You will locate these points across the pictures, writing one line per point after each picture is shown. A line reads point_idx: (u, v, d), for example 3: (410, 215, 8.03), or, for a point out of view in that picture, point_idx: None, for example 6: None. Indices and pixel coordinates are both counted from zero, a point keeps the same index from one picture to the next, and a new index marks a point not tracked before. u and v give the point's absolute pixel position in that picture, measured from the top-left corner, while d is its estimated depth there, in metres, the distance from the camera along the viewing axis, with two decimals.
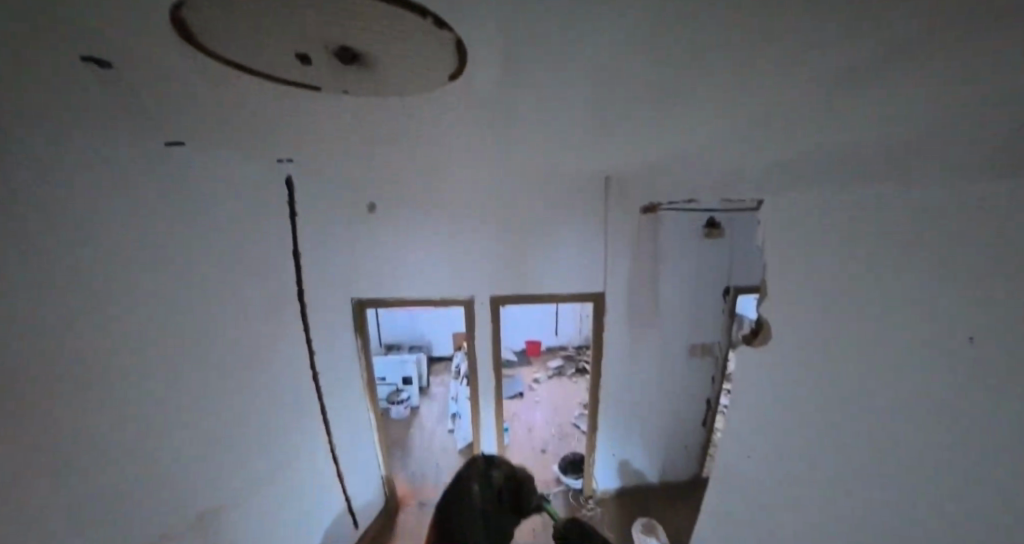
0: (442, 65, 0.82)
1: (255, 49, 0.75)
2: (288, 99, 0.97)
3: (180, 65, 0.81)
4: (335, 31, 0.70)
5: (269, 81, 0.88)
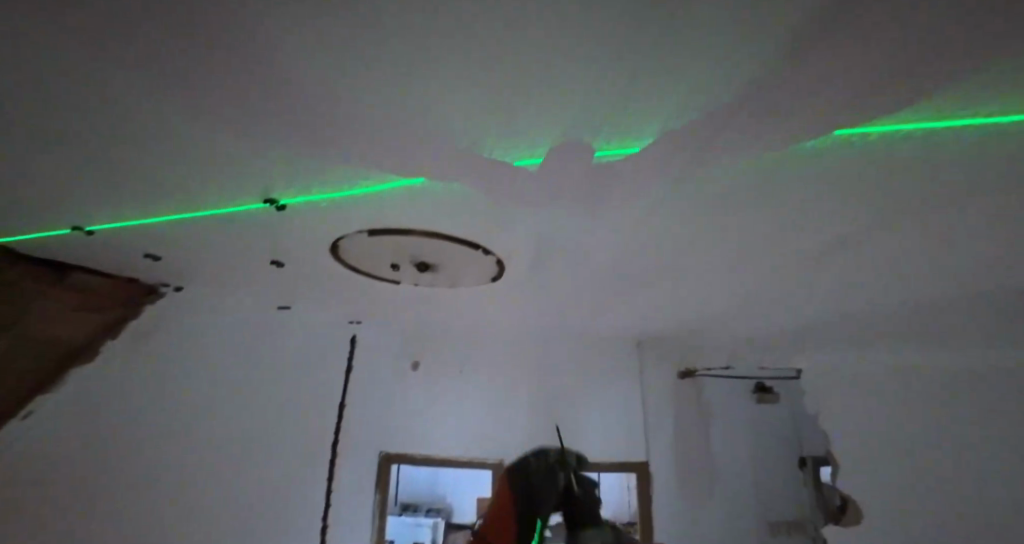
0: (487, 267, 1.01)
1: (354, 272, 1.05)
2: (372, 291, 1.20)
3: (304, 271, 1.09)
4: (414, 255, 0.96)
5: (358, 282, 1.13)
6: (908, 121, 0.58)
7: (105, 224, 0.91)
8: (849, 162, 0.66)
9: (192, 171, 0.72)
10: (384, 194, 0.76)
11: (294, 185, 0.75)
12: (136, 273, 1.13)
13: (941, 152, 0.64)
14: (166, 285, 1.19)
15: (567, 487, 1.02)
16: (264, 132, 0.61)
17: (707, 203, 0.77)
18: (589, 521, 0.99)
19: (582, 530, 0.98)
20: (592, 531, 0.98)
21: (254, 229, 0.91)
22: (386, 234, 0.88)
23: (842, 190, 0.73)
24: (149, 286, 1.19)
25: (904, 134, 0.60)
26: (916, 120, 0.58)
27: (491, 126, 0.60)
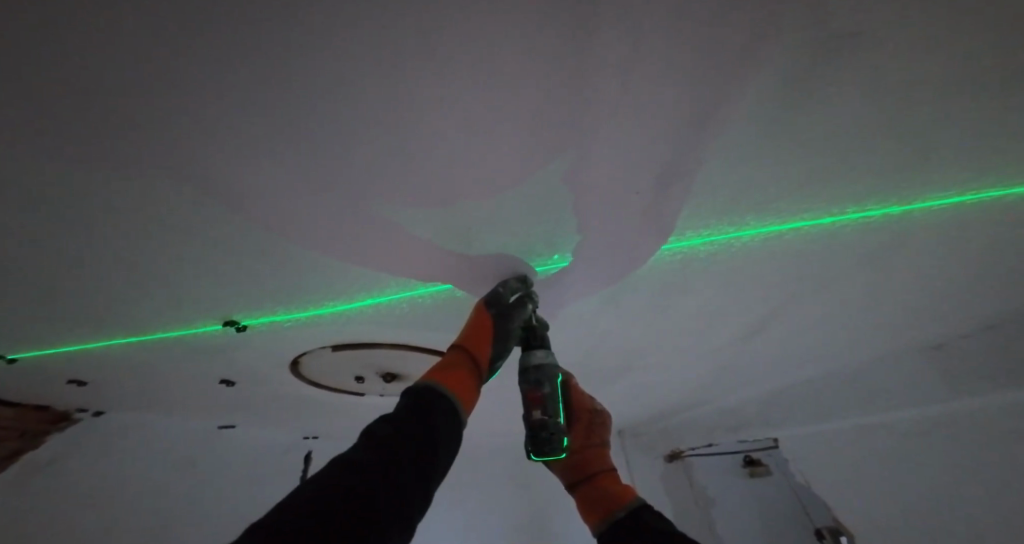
0: None
1: (318, 381, 0.94)
2: (336, 401, 1.06)
3: (256, 386, 0.95)
4: (386, 364, 0.88)
5: (319, 392, 1.00)
6: (920, 201, 0.56)
7: (31, 352, 0.77)
8: (778, 265, 0.66)
9: (122, 305, 0.67)
10: (384, 307, 0.69)
11: (242, 309, 0.68)
12: (62, 399, 0.99)
13: (907, 259, 0.67)
14: (84, 409, 1.06)
15: (541, 356, 0.61)
16: (264, 249, 0.56)
17: (663, 307, 0.73)
18: (555, 412, 0.59)
19: (532, 409, 0.59)
20: (556, 428, 0.58)
21: (196, 358, 0.82)
22: (365, 345, 0.81)
23: (806, 296, 0.74)
24: (61, 412, 1.06)
25: (910, 216, 0.58)
26: (899, 203, 0.56)
27: (452, 257, 0.59)
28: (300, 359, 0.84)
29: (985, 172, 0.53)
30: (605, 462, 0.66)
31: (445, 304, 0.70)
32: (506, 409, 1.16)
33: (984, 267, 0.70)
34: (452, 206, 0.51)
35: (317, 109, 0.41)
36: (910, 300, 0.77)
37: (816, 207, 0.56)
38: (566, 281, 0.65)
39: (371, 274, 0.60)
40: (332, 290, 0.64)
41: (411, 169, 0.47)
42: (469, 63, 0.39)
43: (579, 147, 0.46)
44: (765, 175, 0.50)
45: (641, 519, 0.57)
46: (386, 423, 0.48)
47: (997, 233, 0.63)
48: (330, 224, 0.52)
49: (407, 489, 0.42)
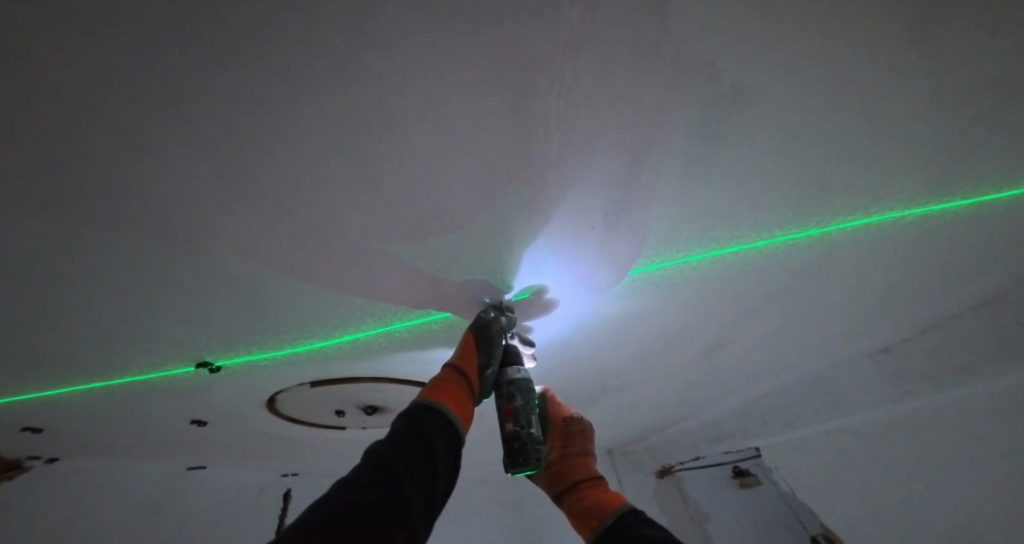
0: None
1: (295, 417, 0.93)
2: (315, 436, 1.04)
3: (230, 425, 0.93)
4: (364, 397, 0.87)
5: (297, 429, 0.98)
6: (832, 224, 0.61)
7: None
8: (727, 284, 0.69)
9: (82, 352, 0.65)
10: (361, 343, 0.70)
11: (209, 350, 0.67)
12: (16, 450, 0.94)
13: (841, 274, 0.71)
14: (36, 457, 0.98)
15: (515, 371, 0.63)
16: (234, 292, 0.57)
17: (625, 328, 0.75)
18: (528, 423, 0.59)
19: (505, 422, 0.60)
20: (529, 438, 0.59)
21: (163, 400, 0.80)
22: (344, 381, 0.81)
23: (762, 311, 0.77)
24: (9, 461, 0.96)
25: (831, 237, 0.63)
26: (817, 227, 0.61)
27: (418, 290, 0.60)
28: (278, 397, 0.84)
29: (890, 194, 0.58)
30: (586, 470, 0.67)
31: (417, 336, 0.70)
32: (489, 438, 1.15)
33: (915, 279, 0.75)
34: (414, 247, 0.53)
35: (275, 162, 0.44)
36: (854, 312, 0.82)
37: (750, 234, 0.60)
38: (531, 313, 0.68)
39: (341, 311, 0.62)
40: (305, 328, 0.65)
41: (368, 215, 0.49)
42: (415, 114, 0.42)
43: (527, 188, 0.49)
44: (699, 205, 0.54)
45: (625, 522, 0.58)
46: (387, 443, 0.50)
47: (931, 242, 0.67)
48: (296, 267, 0.54)
49: (413, 509, 0.46)
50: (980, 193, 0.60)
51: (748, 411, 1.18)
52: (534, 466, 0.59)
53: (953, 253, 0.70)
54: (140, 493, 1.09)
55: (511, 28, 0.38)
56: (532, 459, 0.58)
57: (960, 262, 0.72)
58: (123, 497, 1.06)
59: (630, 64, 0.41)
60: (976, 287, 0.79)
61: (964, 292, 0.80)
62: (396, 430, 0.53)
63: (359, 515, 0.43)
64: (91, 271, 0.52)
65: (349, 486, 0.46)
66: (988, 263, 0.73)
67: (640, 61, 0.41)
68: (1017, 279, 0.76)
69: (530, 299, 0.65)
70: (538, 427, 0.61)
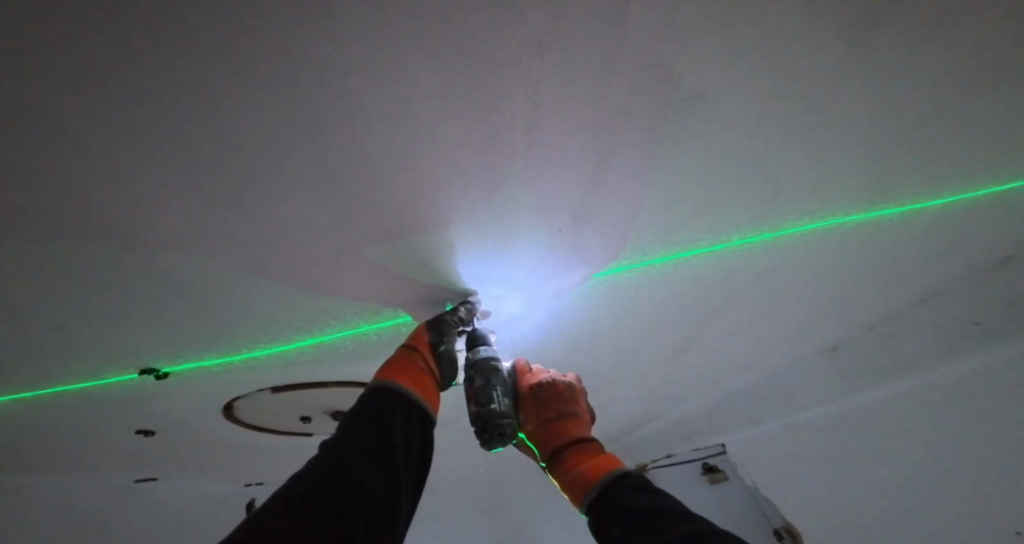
0: None
1: (255, 424, 0.89)
2: (279, 442, 1.00)
3: (185, 434, 0.89)
4: (328, 400, 0.84)
5: (259, 435, 0.94)
6: (784, 227, 0.63)
7: None
8: (693, 285, 0.70)
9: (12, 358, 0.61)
10: (324, 346, 0.68)
11: (155, 355, 0.64)
12: None
13: (799, 272, 0.73)
14: None
15: (480, 351, 0.60)
16: (178, 294, 0.54)
17: (597, 329, 0.76)
18: (489, 399, 0.57)
19: (470, 403, 0.59)
20: (490, 414, 0.56)
21: (107, 409, 0.76)
22: (308, 385, 0.78)
23: (728, 309, 0.78)
24: None
25: (783, 240, 0.65)
26: (771, 230, 0.63)
27: (377, 292, 0.57)
28: (235, 403, 0.80)
29: (836, 196, 0.60)
30: (565, 435, 0.59)
31: (378, 338, 0.68)
32: (459, 442, 1.13)
33: (862, 278, 0.79)
34: (370, 248, 0.52)
35: (216, 163, 0.41)
36: (809, 310, 0.85)
37: (707, 236, 0.61)
38: (496, 314, 0.67)
39: (299, 312, 0.59)
40: (258, 331, 0.62)
41: (321, 214, 0.47)
42: (365, 116, 0.40)
43: (484, 187, 0.48)
44: (662, 207, 0.55)
45: (616, 493, 0.51)
46: (343, 438, 0.48)
47: (881, 240, 0.70)
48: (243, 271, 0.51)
49: (372, 501, 0.45)
50: (919, 192, 0.62)
51: (716, 408, 1.20)
52: (505, 441, 0.57)
53: (901, 249, 0.73)
54: (86, 508, 1.03)
55: (460, 21, 0.36)
56: (499, 436, 0.56)
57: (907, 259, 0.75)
58: (67, 513, 1.00)
59: (582, 61, 0.41)
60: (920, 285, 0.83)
61: (911, 288, 0.83)
62: (353, 420, 0.50)
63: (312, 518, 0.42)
64: (13, 273, 0.48)
65: (303, 484, 0.44)
66: (933, 259, 0.76)
67: (588, 62, 0.41)
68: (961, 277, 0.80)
69: (496, 302, 0.64)
70: (506, 401, 0.58)
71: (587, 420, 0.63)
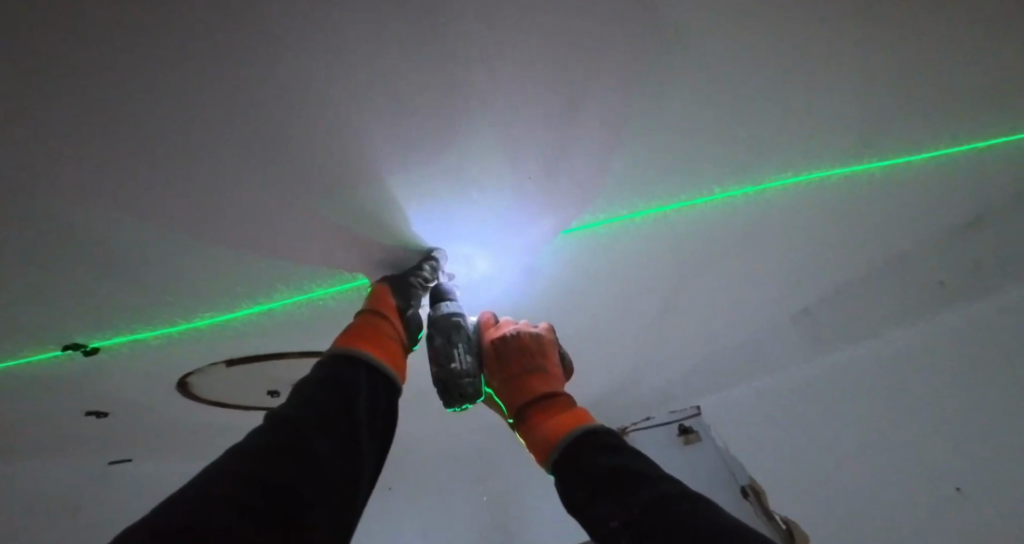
0: None
1: (218, 401, 0.86)
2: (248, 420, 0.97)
3: (144, 414, 0.85)
4: (290, 374, 0.80)
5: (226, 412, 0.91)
6: (766, 182, 0.61)
7: None
8: (677, 242, 0.68)
9: None
10: (275, 315, 0.64)
11: (85, 326, 0.60)
12: None
13: (779, 229, 0.71)
14: None
15: (445, 306, 0.57)
16: (99, 251, 0.50)
17: (580, 289, 0.74)
18: (449, 358, 0.54)
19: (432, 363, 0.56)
20: (449, 374, 0.53)
21: (51, 389, 0.71)
22: (266, 358, 0.74)
23: (711, 268, 0.77)
24: None
25: (765, 196, 0.63)
26: (754, 184, 0.61)
27: (323, 249, 0.53)
28: (189, 380, 0.76)
29: (807, 147, 0.57)
30: (532, 391, 0.57)
31: (325, 306, 0.63)
32: (436, 418, 1.10)
33: (835, 238, 0.77)
34: (307, 196, 0.47)
35: (114, 92, 0.38)
36: (783, 274, 0.83)
37: (687, 190, 0.58)
38: (461, 276, 0.64)
39: (239, 277, 0.55)
40: (191, 297, 0.58)
41: (245, 157, 0.44)
42: (265, 30, 0.36)
43: (424, 121, 0.44)
44: (635, 155, 0.51)
45: (583, 451, 0.48)
46: (298, 409, 0.44)
47: (859, 194, 0.68)
48: (164, 222, 0.48)
49: (330, 476, 0.42)
50: (894, 139, 0.59)
51: None
52: (465, 401, 0.54)
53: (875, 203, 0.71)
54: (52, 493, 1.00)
55: None
56: (461, 396, 0.53)
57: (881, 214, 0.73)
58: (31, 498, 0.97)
59: None
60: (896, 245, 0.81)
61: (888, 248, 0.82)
62: (309, 390, 0.46)
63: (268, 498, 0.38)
64: None
65: (249, 459, 0.39)
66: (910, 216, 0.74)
67: None
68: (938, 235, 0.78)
69: (468, 263, 0.62)
70: (470, 358, 0.55)
71: (556, 375, 0.60)
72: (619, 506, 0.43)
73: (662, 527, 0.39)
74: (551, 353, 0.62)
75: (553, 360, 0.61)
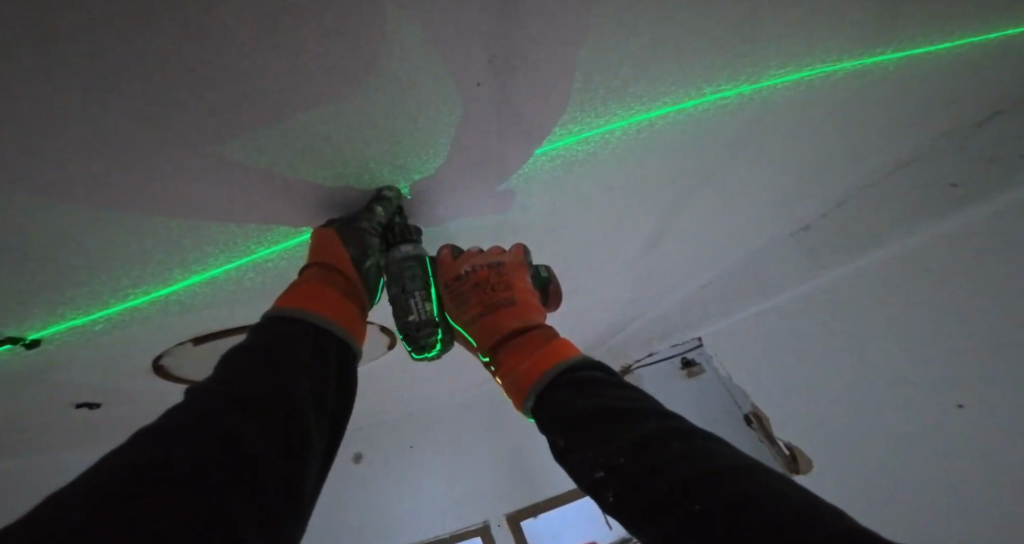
0: (371, 328, 0.85)
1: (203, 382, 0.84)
2: None
3: (132, 400, 0.83)
4: None
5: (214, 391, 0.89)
6: (765, 80, 0.59)
7: None
8: (665, 157, 0.65)
9: None
10: (220, 278, 0.61)
11: (27, 313, 0.57)
12: None
13: (767, 134, 0.68)
14: None
15: (401, 251, 0.56)
16: (13, 220, 0.46)
17: (565, 219, 0.71)
18: (406, 310, 0.55)
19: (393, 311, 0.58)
20: (406, 325, 0.55)
21: (24, 385, 0.69)
22: (231, 332, 0.72)
23: (703, 185, 0.73)
24: None
25: (763, 96, 0.61)
26: (750, 82, 0.58)
27: (254, 185, 0.50)
28: (164, 362, 0.74)
29: (767, 22, 0.52)
30: (504, 326, 0.54)
31: (268, 260, 0.61)
32: (431, 372, 1.08)
33: (815, 138, 0.73)
34: (220, 122, 0.44)
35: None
36: (767, 186, 0.79)
37: (675, 91, 0.56)
38: (412, 211, 0.61)
39: (166, 237, 0.53)
40: (124, 267, 0.55)
41: (133, 86, 0.40)
42: None
43: (322, 17, 0.39)
44: (598, 52, 0.48)
45: (558, 392, 0.46)
46: (225, 382, 0.40)
47: (846, 88, 0.65)
48: (64, 180, 0.45)
49: (271, 442, 0.38)
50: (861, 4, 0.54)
51: None
52: (428, 349, 0.57)
53: (854, 89, 0.66)
54: None
55: None
56: (419, 347, 0.56)
57: (859, 101, 0.69)
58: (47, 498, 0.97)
59: None
60: (876, 137, 0.77)
61: (871, 143, 0.78)
62: (237, 365, 0.42)
63: (184, 486, 0.32)
64: None
65: (162, 443, 0.34)
66: (885, 102, 0.70)
67: None
68: (915, 116, 0.74)
69: (428, 195, 0.59)
70: (429, 307, 0.56)
71: (528, 305, 0.57)
72: (601, 455, 0.39)
73: (649, 475, 0.36)
74: (519, 282, 0.59)
75: (522, 289, 0.58)
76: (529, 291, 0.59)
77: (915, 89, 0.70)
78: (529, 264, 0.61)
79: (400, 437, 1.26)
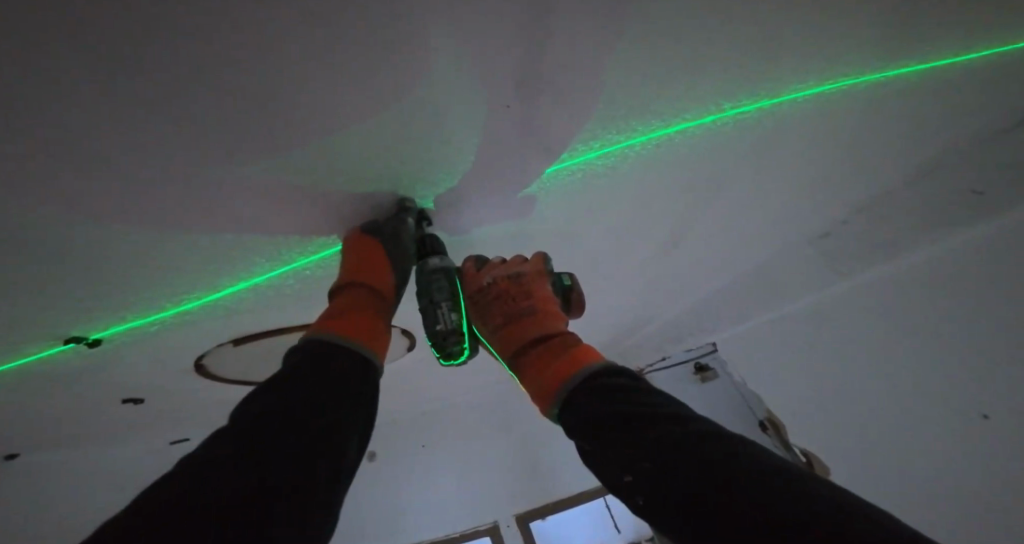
0: (395, 331, 0.88)
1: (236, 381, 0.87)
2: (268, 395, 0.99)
3: (169, 397, 0.87)
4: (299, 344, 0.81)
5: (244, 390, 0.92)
6: (783, 95, 0.60)
7: None
8: (684, 168, 0.67)
9: None
10: (264, 284, 0.65)
11: (88, 316, 0.61)
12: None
13: (786, 146, 0.69)
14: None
15: (432, 263, 0.58)
16: (82, 231, 0.50)
17: (585, 227, 0.73)
18: (434, 319, 0.58)
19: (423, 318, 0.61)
20: (435, 333, 0.58)
21: (76, 382, 0.73)
22: (269, 334, 0.76)
23: (721, 194, 0.75)
24: None
25: (783, 109, 0.63)
26: (770, 97, 0.60)
27: (298, 197, 0.53)
28: (203, 361, 0.78)
29: (789, 42, 0.53)
30: (526, 332, 0.57)
31: (309, 268, 0.64)
32: (451, 373, 1.11)
33: (836, 146, 0.74)
34: (271, 141, 0.47)
35: (32, 45, 0.36)
36: (786, 195, 0.80)
37: (694, 107, 0.58)
38: (439, 220, 0.64)
39: (219, 246, 0.57)
40: (180, 274, 0.59)
41: (194, 108, 0.43)
42: None
43: (370, 46, 0.42)
44: (624, 72, 0.50)
45: (584, 398, 0.47)
46: (268, 408, 0.41)
47: (866, 101, 0.66)
48: (131, 194, 0.48)
49: (313, 465, 0.39)
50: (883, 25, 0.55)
51: None
52: (455, 356, 0.59)
53: (875, 102, 0.67)
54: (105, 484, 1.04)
55: None
56: (446, 354, 0.59)
57: (879, 114, 0.70)
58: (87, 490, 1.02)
59: None
60: (897, 149, 0.77)
61: (891, 154, 0.78)
62: (283, 388, 0.43)
63: (220, 501, 0.33)
64: None
65: (208, 477, 0.35)
66: (907, 114, 0.71)
67: None
68: (937, 128, 0.75)
69: (452, 205, 0.62)
70: (455, 316, 0.58)
71: (550, 312, 0.59)
72: (633, 461, 0.41)
73: (676, 478, 0.38)
74: (540, 290, 0.61)
75: (544, 297, 0.60)
76: (550, 299, 0.61)
77: (944, 99, 0.70)
78: (548, 271, 0.64)
79: (419, 435, 1.29)
